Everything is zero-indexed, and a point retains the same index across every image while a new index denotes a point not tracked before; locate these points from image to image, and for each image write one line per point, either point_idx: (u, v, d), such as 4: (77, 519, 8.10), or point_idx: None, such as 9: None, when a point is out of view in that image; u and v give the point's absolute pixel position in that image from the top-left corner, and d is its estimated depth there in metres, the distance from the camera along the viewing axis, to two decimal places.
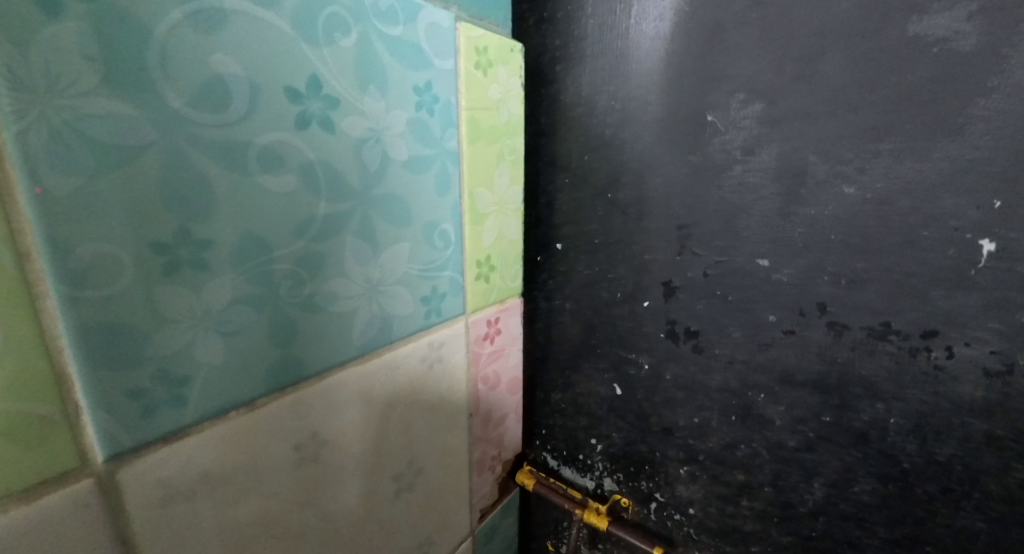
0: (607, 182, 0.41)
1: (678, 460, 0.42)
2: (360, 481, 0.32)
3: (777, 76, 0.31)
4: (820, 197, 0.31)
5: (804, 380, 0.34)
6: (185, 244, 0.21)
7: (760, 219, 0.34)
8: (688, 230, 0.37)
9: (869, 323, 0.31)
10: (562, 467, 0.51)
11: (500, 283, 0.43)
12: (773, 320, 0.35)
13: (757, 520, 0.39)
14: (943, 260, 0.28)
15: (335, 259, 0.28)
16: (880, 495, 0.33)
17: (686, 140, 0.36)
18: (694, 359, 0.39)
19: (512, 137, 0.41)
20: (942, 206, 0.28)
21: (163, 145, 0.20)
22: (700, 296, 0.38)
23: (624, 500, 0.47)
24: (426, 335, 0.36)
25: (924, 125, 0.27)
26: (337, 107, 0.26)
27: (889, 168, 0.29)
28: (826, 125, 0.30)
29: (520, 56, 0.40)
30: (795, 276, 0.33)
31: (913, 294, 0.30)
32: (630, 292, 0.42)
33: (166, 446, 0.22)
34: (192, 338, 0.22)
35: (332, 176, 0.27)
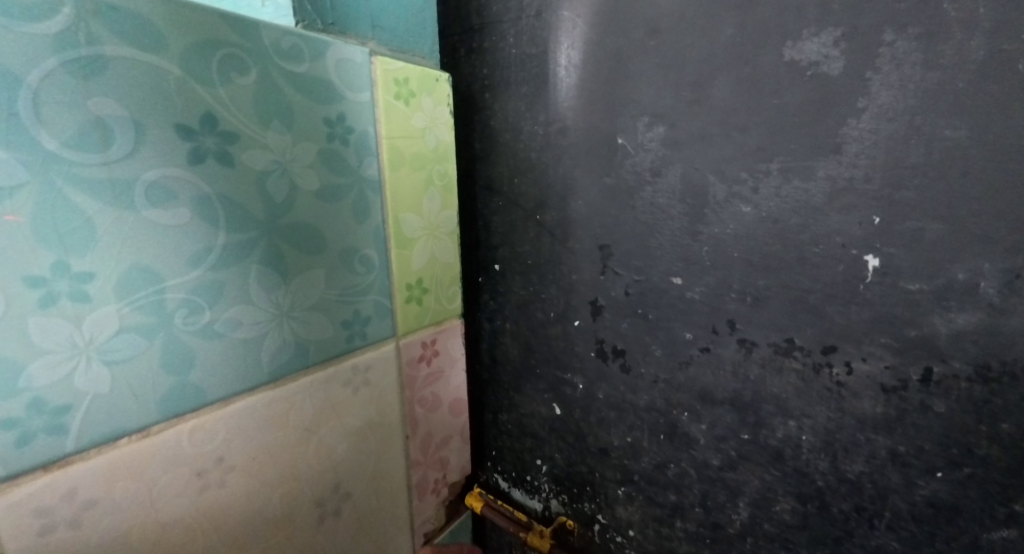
0: (535, 205, 0.42)
1: (616, 480, 0.43)
2: (276, 505, 0.33)
3: (674, 100, 0.32)
4: (721, 216, 0.32)
5: (721, 397, 0.34)
6: (64, 277, 0.22)
7: (670, 239, 0.34)
8: (609, 250, 0.38)
9: (774, 340, 0.31)
10: (512, 489, 0.51)
11: (435, 304, 0.45)
12: (689, 338, 0.35)
13: (691, 542, 0.39)
14: (836, 277, 0.29)
15: (238, 287, 0.29)
16: (799, 515, 0.33)
17: (600, 163, 0.37)
18: (622, 378, 0.40)
19: (441, 164, 0.43)
20: (829, 223, 0.28)
21: (38, 185, 0.21)
22: (623, 315, 0.38)
23: (569, 522, 0.47)
24: (349, 358, 0.37)
25: (806, 145, 0.28)
26: (235, 142, 0.27)
27: (779, 187, 0.29)
28: (721, 147, 0.31)
29: (446, 86, 0.42)
30: (706, 294, 0.34)
31: (811, 311, 0.30)
32: (561, 313, 0.42)
33: (46, 474, 0.22)
34: (73, 368, 0.22)
35: (232, 208, 0.28)
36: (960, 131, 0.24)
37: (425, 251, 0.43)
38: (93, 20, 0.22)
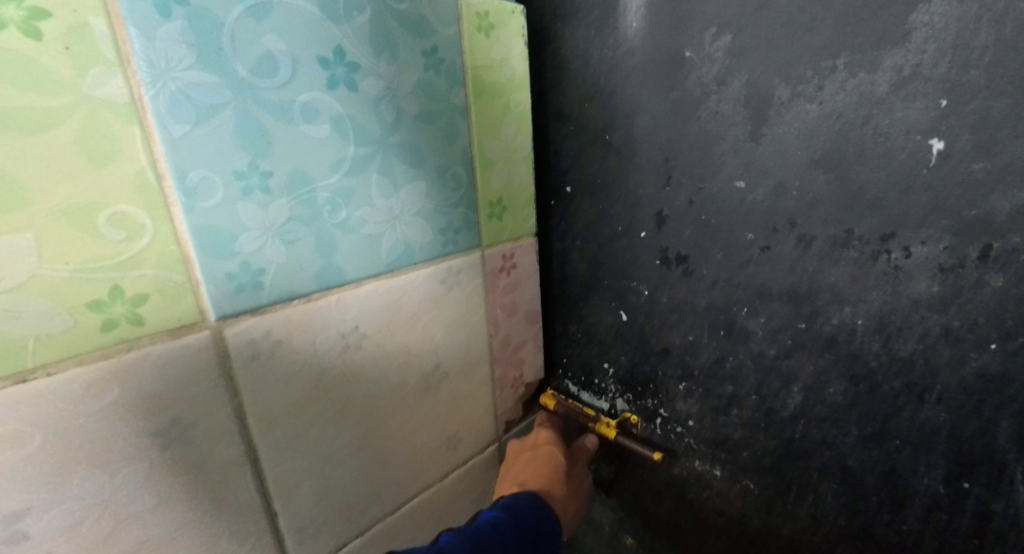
0: (603, 125, 0.45)
1: (676, 377, 0.47)
2: (394, 371, 0.41)
3: (741, 8, 0.34)
4: (785, 117, 0.34)
5: (778, 291, 0.37)
6: (255, 174, 0.30)
7: (733, 144, 0.37)
8: (673, 162, 0.41)
9: (833, 232, 0.34)
10: (581, 391, 0.57)
11: (512, 223, 0.50)
12: (750, 238, 0.38)
13: (745, 428, 0.43)
14: (899, 165, 0.30)
15: (363, 191, 0.36)
16: (850, 395, 0.36)
17: (666, 78, 0.39)
18: (683, 283, 0.43)
19: (517, 93, 0.47)
20: (893, 113, 0.30)
21: (237, 103, 0.28)
22: (686, 223, 0.42)
23: (633, 417, 0.52)
24: (444, 261, 0.43)
25: (872, 36, 0.30)
26: (358, 70, 0.34)
27: (844, 82, 0.31)
28: (786, 48, 0.33)
29: (520, 18, 0.45)
30: (767, 195, 0.36)
31: (871, 200, 0.32)
32: (627, 226, 0.46)
33: (253, 316, 0.31)
34: (264, 242, 0.31)
35: (357, 126, 0.34)
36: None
37: (505, 174, 0.48)
38: None
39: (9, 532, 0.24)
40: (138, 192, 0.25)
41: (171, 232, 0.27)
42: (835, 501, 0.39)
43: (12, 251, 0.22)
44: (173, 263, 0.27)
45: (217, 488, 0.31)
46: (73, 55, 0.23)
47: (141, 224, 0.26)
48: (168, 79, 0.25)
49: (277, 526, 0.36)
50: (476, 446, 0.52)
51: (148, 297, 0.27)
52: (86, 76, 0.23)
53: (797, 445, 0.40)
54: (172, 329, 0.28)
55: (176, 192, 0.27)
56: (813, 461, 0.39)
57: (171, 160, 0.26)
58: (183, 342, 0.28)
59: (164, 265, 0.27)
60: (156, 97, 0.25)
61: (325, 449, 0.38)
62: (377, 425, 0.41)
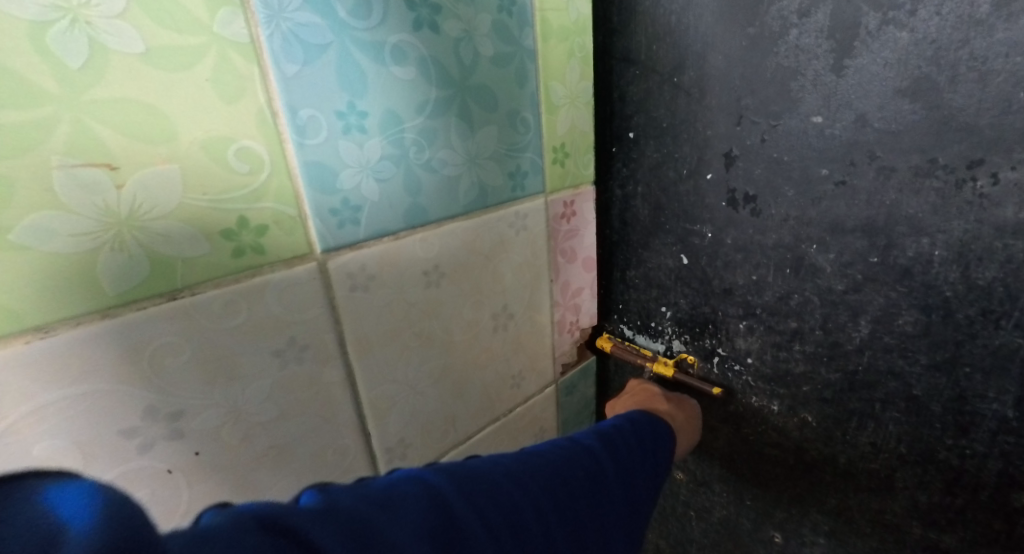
0: (672, 68, 0.45)
1: (737, 316, 0.48)
2: (468, 310, 0.44)
3: None
4: (872, 46, 0.34)
5: (852, 226, 0.38)
6: (353, 113, 0.31)
7: (813, 78, 0.37)
8: (746, 100, 0.41)
9: (916, 162, 0.34)
10: (636, 335, 0.59)
11: (574, 169, 0.51)
12: (825, 173, 0.39)
13: (807, 362, 0.45)
14: (996, 88, 0.30)
15: (443, 133, 0.37)
16: (920, 324, 0.38)
17: (743, 13, 0.39)
18: (751, 223, 0.44)
19: (580, 36, 0.48)
20: (992, 36, 0.30)
21: (337, 44, 0.30)
22: (757, 162, 0.42)
23: (690, 357, 0.54)
24: (513, 205, 0.45)
25: None
26: (440, 12, 0.35)
27: (940, 6, 0.31)
28: None
29: None
30: (846, 128, 0.37)
31: (960, 127, 0.32)
32: (694, 169, 0.46)
33: (352, 250, 0.34)
34: (362, 180, 0.33)
35: (439, 67, 0.36)
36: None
37: (567, 120, 0.49)
38: None
39: (168, 429, 0.28)
40: (259, 128, 0.28)
41: (286, 167, 0.29)
42: (897, 429, 0.41)
43: (162, 180, 0.25)
44: (289, 197, 0.30)
45: (323, 407, 0.35)
46: None
47: (261, 158, 0.28)
48: (280, 19, 0.27)
49: (370, 444, 0.39)
50: (536, 386, 0.55)
51: (268, 227, 0.29)
52: (216, 16, 0.25)
53: (861, 378, 0.42)
54: (288, 259, 0.30)
55: (289, 129, 0.29)
56: (879, 391, 0.41)
57: (285, 99, 0.28)
58: (296, 272, 0.31)
59: (280, 198, 0.29)
60: (271, 37, 0.27)
61: (410, 377, 0.41)
62: (453, 358, 0.44)
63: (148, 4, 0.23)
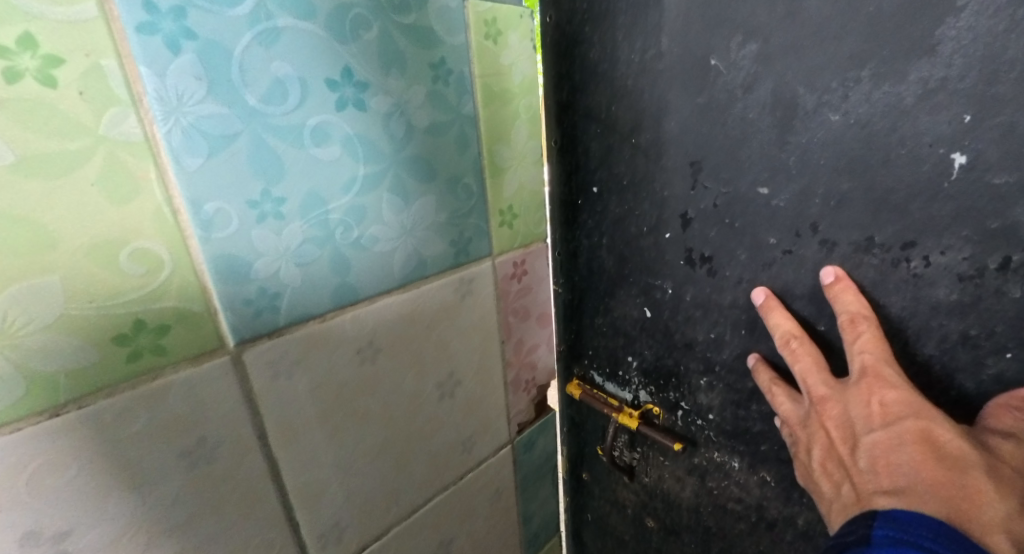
0: (630, 128, 0.45)
1: (699, 371, 0.48)
2: (409, 381, 0.42)
3: (770, 16, 0.34)
4: (809, 125, 0.35)
5: (801, 293, 0.40)
6: (268, 200, 0.30)
7: (759, 150, 0.37)
8: (699, 165, 0.41)
9: (855, 238, 0.35)
10: (605, 382, 0.57)
11: (524, 229, 0.51)
12: (773, 242, 0.39)
13: (765, 422, 0.46)
14: (919, 175, 0.32)
15: (374, 209, 0.36)
16: None
17: (692, 84, 0.39)
18: (709, 282, 0.44)
19: (527, 97, 0.47)
20: (918, 124, 0.31)
21: (249, 133, 0.29)
22: (711, 225, 0.42)
23: (655, 409, 0.53)
24: (457, 271, 0.44)
25: (901, 48, 0.30)
26: (367, 89, 0.34)
27: (869, 93, 0.32)
28: (813, 57, 0.33)
29: (529, 21, 0.45)
30: (790, 201, 0.37)
31: (894, 208, 0.33)
32: (653, 226, 0.46)
33: (271, 338, 0.32)
34: (280, 266, 0.31)
35: (367, 144, 0.35)
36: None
37: (514, 180, 0.48)
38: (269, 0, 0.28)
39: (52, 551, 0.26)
40: (157, 226, 0.26)
41: (190, 263, 0.27)
42: None
43: (40, 292, 0.23)
44: (194, 292, 0.28)
45: (244, 503, 0.33)
46: (89, 99, 0.23)
47: (158, 257, 0.26)
48: (181, 113, 0.26)
49: (299, 532, 0.37)
50: (490, 447, 0.53)
51: (170, 326, 0.27)
52: (103, 117, 0.24)
53: None
54: (195, 356, 0.29)
55: (193, 224, 0.27)
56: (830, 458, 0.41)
57: (186, 194, 0.27)
58: (205, 368, 0.29)
59: (184, 295, 0.28)
60: (170, 133, 0.26)
61: (344, 459, 0.39)
62: (394, 433, 0.42)
63: (20, 114, 0.22)
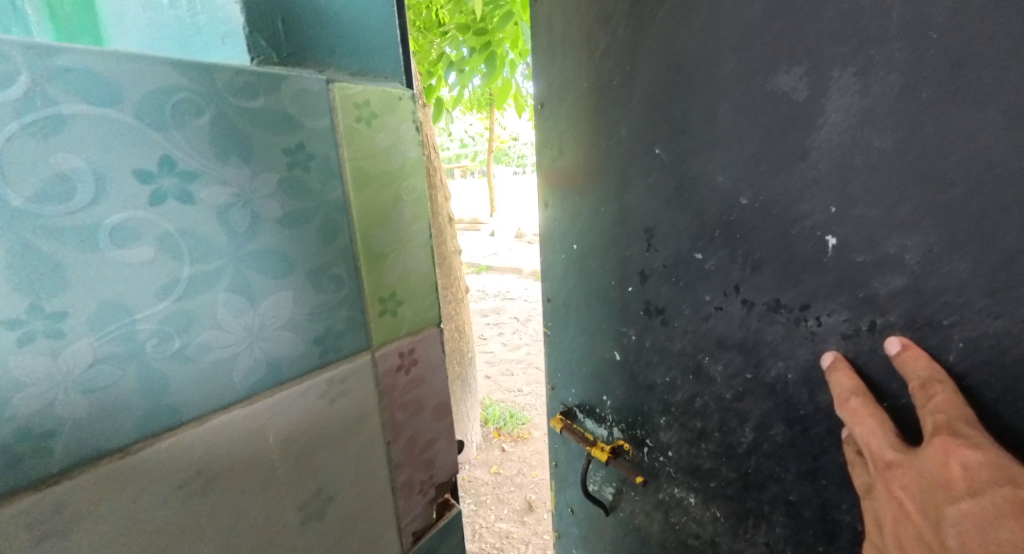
0: (599, 197, 0.69)
1: (659, 411, 0.69)
2: (261, 508, 0.35)
3: (695, 118, 0.52)
4: (716, 203, 0.53)
5: (731, 343, 0.56)
6: (39, 318, 0.25)
7: (693, 219, 0.56)
8: (651, 229, 0.62)
9: (767, 299, 0.52)
10: (586, 418, 0.84)
11: (411, 315, 0.46)
12: (709, 297, 0.57)
13: (714, 461, 0.63)
14: (807, 245, 0.47)
15: (205, 312, 0.31)
16: (788, 437, 0.54)
17: (644, 166, 0.60)
18: (662, 328, 0.64)
19: (410, 178, 0.44)
20: (800, 209, 0.46)
21: (10, 239, 0.23)
22: (662, 281, 0.62)
23: (625, 444, 0.76)
24: (325, 370, 0.39)
25: (784, 147, 0.46)
26: (195, 179, 0.30)
27: (766, 182, 0.48)
28: (729, 152, 0.50)
29: (408, 102, 0.43)
30: (717, 262, 0.55)
31: (790, 275, 0.49)
32: (618, 279, 0.70)
33: (36, 492, 0.25)
34: (54, 396, 0.25)
35: (195, 241, 0.30)
36: (887, 141, 0.40)
37: (400, 263, 0.45)
38: (49, 84, 0.24)
39: None
40: None
41: None
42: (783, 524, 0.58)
43: None
44: None
45: None
46: None
47: None
48: None
49: None
50: None
51: None
52: None
53: (750, 475, 0.59)
54: None
55: None
56: (757, 477, 0.59)
57: None
58: None
59: None
60: None
61: None
62: None
63: None
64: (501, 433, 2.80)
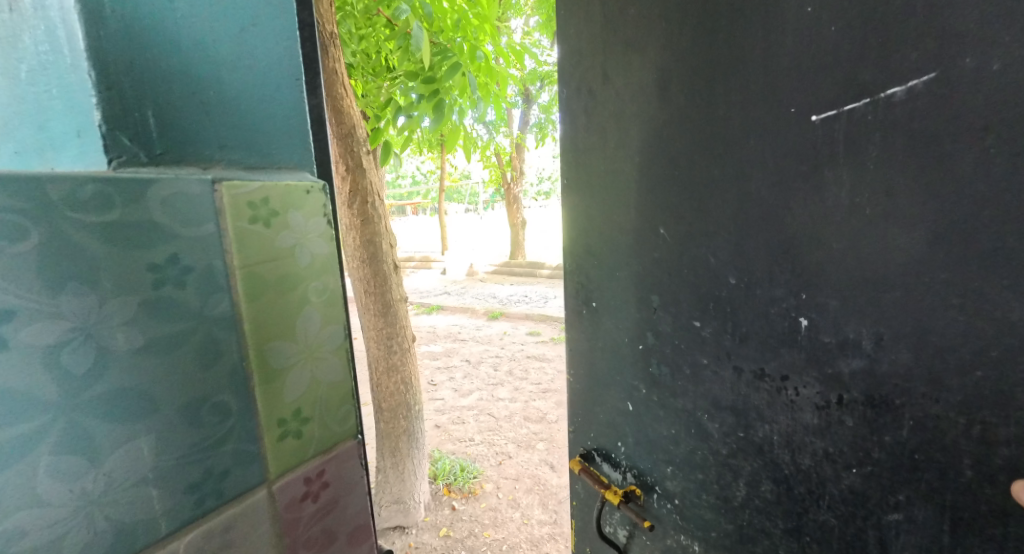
0: (604, 264, 0.83)
1: (664, 464, 0.81)
2: None
3: (685, 209, 0.68)
4: (702, 274, 0.68)
5: (725, 404, 0.70)
6: None
7: (682, 291, 0.71)
8: (641, 294, 0.78)
9: (753, 369, 0.65)
10: (602, 463, 0.92)
11: (320, 432, 0.40)
12: (705, 361, 0.70)
13: (712, 511, 0.75)
14: (781, 325, 0.61)
15: (18, 485, 0.24)
16: (774, 494, 0.67)
17: (646, 242, 0.75)
18: (665, 386, 0.77)
19: (318, 278, 0.40)
20: (768, 291, 0.61)
21: None
22: (666, 343, 0.75)
23: (636, 489, 0.87)
24: (201, 523, 0.32)
25: (762, 240, 0.60)
26: (12, 320, 0.23)
27: (742, 266, 0.63)
28: (712, 239, 0.65)
29: (319, 195, 0.39)
30: (711, 330, 0.69)
31: (767, 347, 0.63)
32: (634, 336, 0.80)
33: None
34: None
35: (5, 398, 0.23)
36: (840, 243, 0.53)
37: (305, 376, 0.38)
38: None
39: None
40: None
41: None
42: None
43: None
44: None
45: None
46: None
47: None
48: None
49: None
50: None
51: None
52: None
53: (744, 525, 0.72)
54: None
55: None
56: (747, 524, 0.71)
57: None
58: None
59: None
60: None
61: None
62: None
63: None
64: (451, 490, 2.63)
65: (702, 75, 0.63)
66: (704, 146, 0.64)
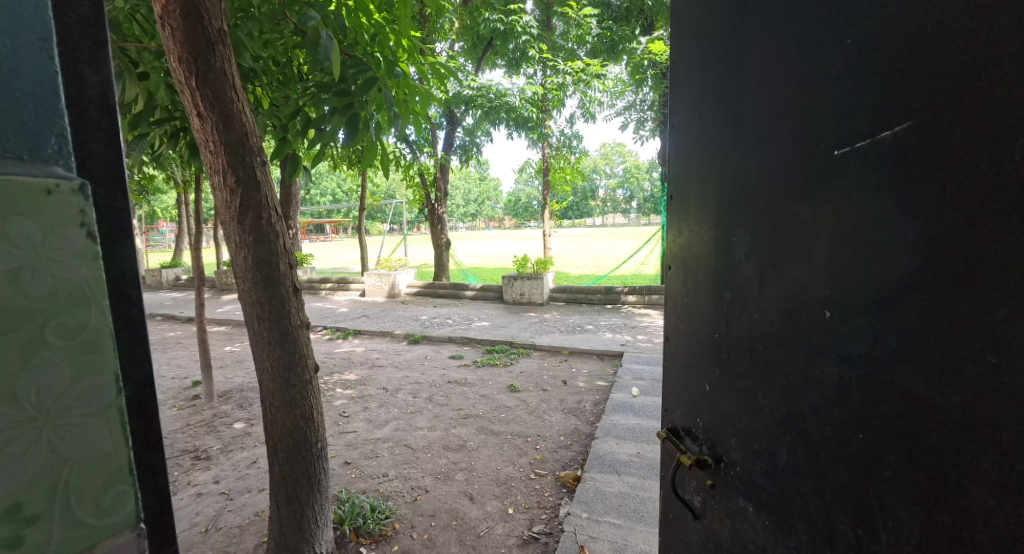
0: (679, 251, 0.80)
1: (729, 435, 0.66)
2: None
3: (726, 199, 0.64)
4: (736, 266, 0.63)
5: (774, 381, 0.57)
6: None
7: (717, 275, 0.67)
8: (696, 279, 0.74)
9: (810, 349, 0.51)
10: (686, 434, 0.78)
11: (61, 533, 0.28)
12: (761, 342, 0.59)
13: (764, 482, 0.59)
14: (809, 313, 0.51)
15: None
16: (804, 460, 0.53)
17: (700, 231, 0.72)
18: (728, 364, 0.66)
19: (67, 314, 0.28)
20: (776, 285, 0.56)
21: None
22: (734, 331, 0.64)
23: (706, 459, 0.72)
24: None
25: (780, 233, 0.55)
26: None
27: (762, 259, 0.58)
28: (746, 222, 0.61)
29: (71, 197, 0.28)
30: (740, 317, 0.63)
31: (805, 331, 0.52)
32: (744, 317, 0.62)
33: None
34: None
35: None
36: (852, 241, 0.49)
37: (34, 456, 0.27)
38: None
39: None
40: None
41: None
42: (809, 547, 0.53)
43: None
44: None
45: None
46: None
47: None
48: None
49: None
50: None
51: None
52: None
53: (784, 483, 0.56)
54: None
55: None
56: (792, 506, 0.55)
57: None
58: None
59: None
60: None
61: None
62: None
63: None
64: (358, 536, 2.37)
65: (755, 59, 0.58)
66: (754, 130, 0.58)
